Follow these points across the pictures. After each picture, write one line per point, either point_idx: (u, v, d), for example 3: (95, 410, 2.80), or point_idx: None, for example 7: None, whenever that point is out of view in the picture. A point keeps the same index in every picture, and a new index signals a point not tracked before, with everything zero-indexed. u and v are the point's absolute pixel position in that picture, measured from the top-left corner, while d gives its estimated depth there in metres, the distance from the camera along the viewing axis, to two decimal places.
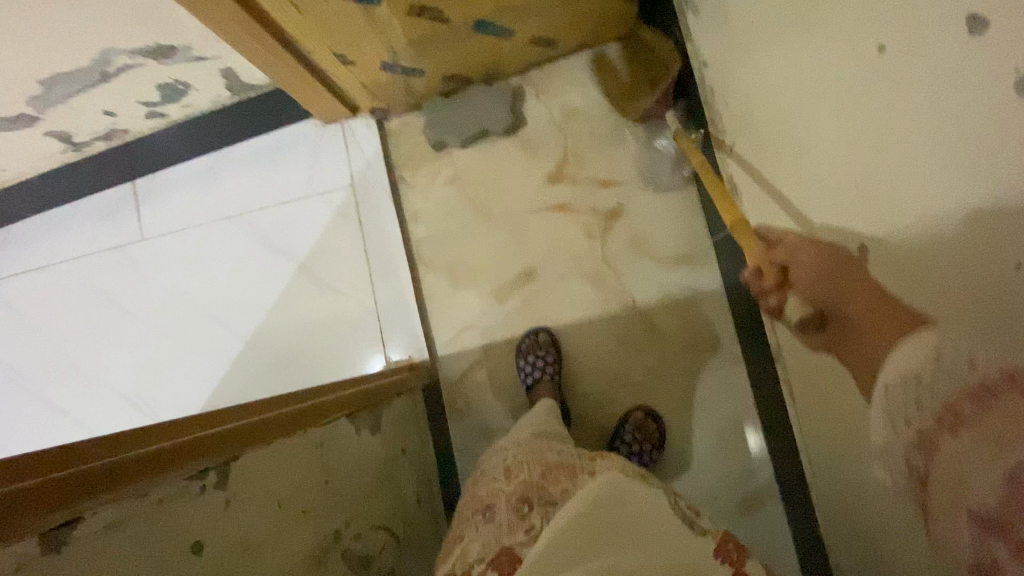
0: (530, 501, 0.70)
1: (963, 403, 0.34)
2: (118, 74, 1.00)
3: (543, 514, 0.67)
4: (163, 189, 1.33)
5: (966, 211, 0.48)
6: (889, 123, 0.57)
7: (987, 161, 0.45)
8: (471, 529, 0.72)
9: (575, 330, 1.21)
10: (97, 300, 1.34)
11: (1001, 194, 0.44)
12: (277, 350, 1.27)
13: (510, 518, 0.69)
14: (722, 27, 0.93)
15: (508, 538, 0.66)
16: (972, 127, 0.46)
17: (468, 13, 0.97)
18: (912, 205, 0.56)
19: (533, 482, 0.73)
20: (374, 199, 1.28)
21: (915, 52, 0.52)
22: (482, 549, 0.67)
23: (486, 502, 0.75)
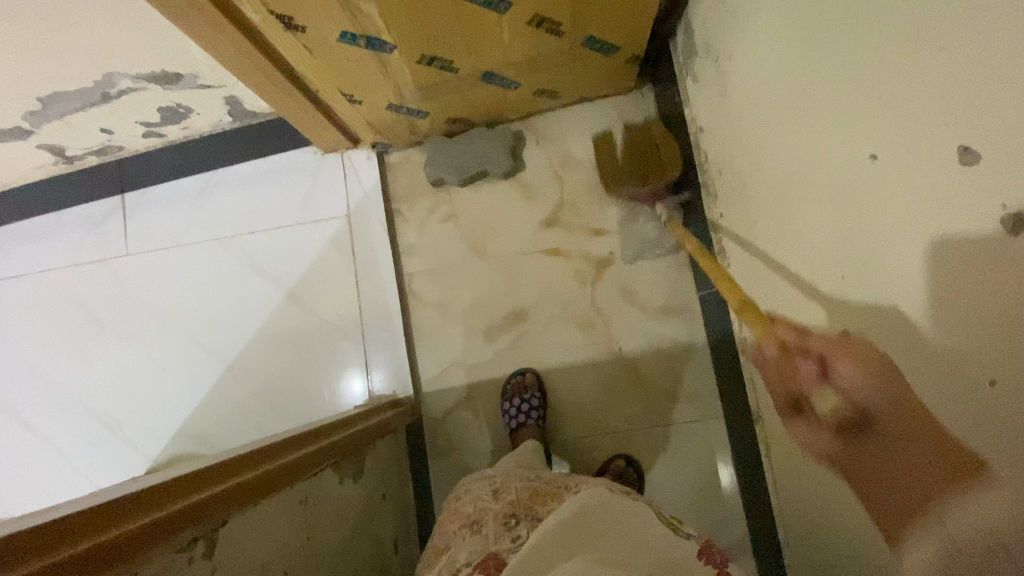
0: (517, 516, 0.72)
1: None
2: (121, 95, 0.99)
3: (529, 526, 0.68)
4: (153, 204, 1.31)
5: (950, 320, 0.51)
6: (878, 224, 0.60)
7: (967, 278, 0.49)
8: (458, 540, 0.72)
9: (562, 374, 1.22)
10: (75, 314, 1.30)
11: (979, 314, 0.47)
12: (259, 376, 1.25)
13: (497, 529, 0.69)
14: (718, 99, 0.97)
15: (494, 546, 0.66)
16: (956, 245, 0.49)
17: (477, 64, 1.00)
18: (901, 305, 0.59)
19: (521, 500, 0.75)
20: (368, 230, 1.28)
21: (901, 168, 0.55)
22: (469, 555, 0.67)
23: (474, 517, 0.75)
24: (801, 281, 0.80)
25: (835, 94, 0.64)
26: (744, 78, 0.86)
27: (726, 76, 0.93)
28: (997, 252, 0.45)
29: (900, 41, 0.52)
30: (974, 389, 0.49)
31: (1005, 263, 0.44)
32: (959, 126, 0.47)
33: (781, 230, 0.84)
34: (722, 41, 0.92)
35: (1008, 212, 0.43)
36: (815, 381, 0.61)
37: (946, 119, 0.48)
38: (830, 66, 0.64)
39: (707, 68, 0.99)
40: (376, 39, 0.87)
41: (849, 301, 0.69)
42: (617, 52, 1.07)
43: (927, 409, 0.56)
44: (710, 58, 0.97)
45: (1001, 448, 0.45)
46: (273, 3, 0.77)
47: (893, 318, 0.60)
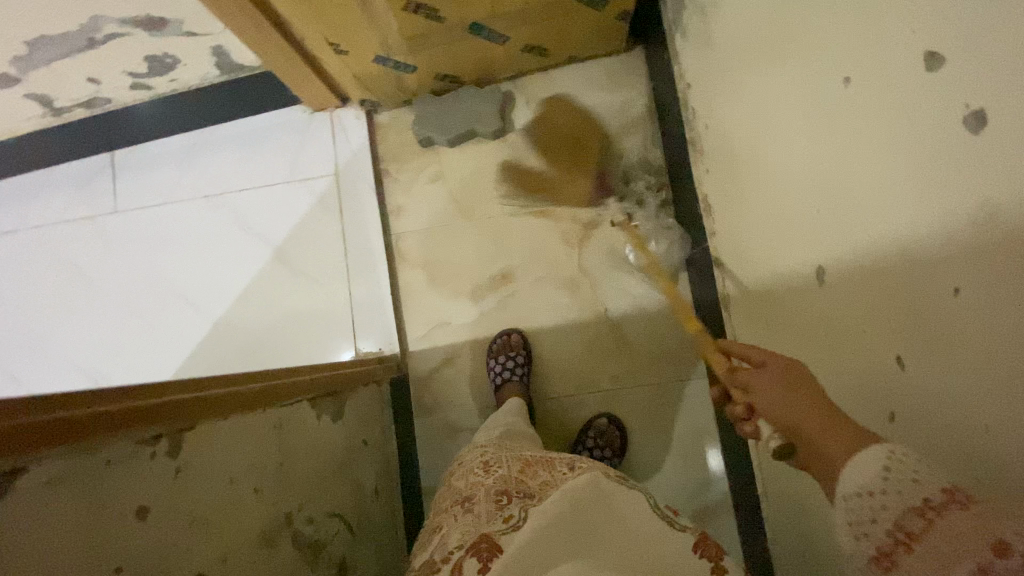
0: (509, 493, 0.69)
1: (912, 521, 0.39)
2: (106, 42, 0.99)
3: (521, 505, 0.66)
4: (141, 162, 1.31)
5: (917, 234, 0.51)
6: (852, 149, 0.60)
7: (932, 185, 0.49)
8: (449, 521, 0.70)
9: (548, 334, 1.23)
10: (63, 271, 1.31)
11: (945, 219, 0.47)
12: (244, 334, 1.25)
13: (489, 508, 0.67)
14: (705, 50, 0.96)
15: (486, 527, 0.63)
16: (922, 156, 0.49)
17: (463, 14, 0.99)
18: (870, 228, 0.59)
19: (513, 475, 0.73)
20: (357, 189, 1.28)
21: (874, 86, 0.55)
22: (462, 537, 0.64)
23: (465, 495, 0.73)
24: (780, 226, 0.80)
25: (811, 23, 0.64)
26: (728, 26, 0.86)
27: (712, 25, 0.92)
28: (961, 153, 0.45)
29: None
30: (941, 301, 0.49)
31: (970, 164, 0.44)
32: (927, 32, 0.47)
33: (761, 176, 0.84)
34: None
35: (970, 110, 0.43)
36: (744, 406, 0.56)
37: (913, 27, 0.48)
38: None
39: (694, 21, 0.98)
40: None
41: (824, 236, 0.69)
42: (605, 6, 1.06)
43: (896, 330, 0.57)
44: (697, 9, 0.96)
45: (982, 351, 0.45)
46: None
47: (866, 241, 0.60)
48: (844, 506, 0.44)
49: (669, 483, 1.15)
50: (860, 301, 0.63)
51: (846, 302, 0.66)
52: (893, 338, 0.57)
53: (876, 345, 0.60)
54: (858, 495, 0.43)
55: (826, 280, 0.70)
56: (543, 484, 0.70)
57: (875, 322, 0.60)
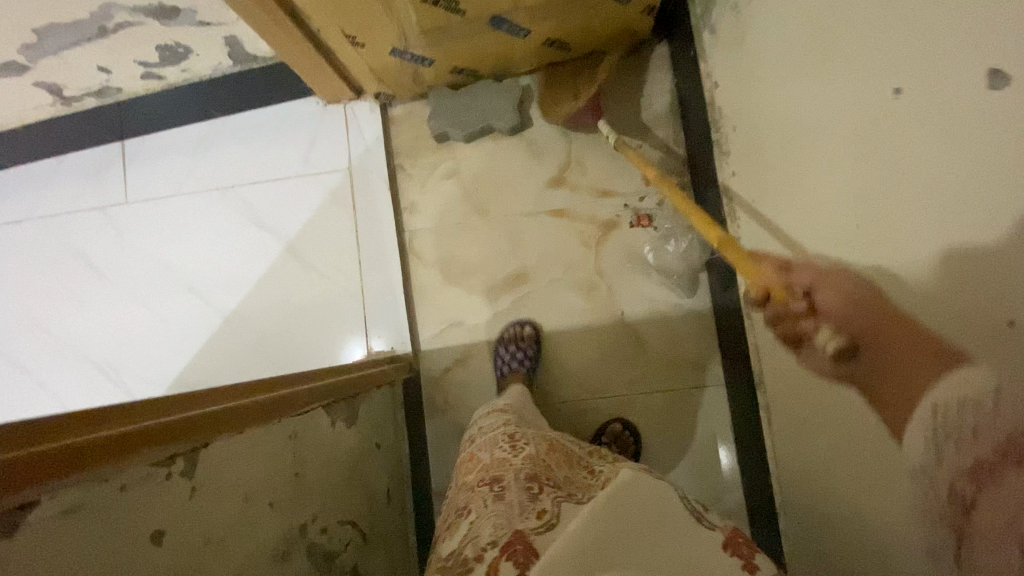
0: (541, 483, 0.64)
1: (987, 456, 0.36)
2: (117, 31, 0.96)
3: (553, 500, 0.60)
4: (152, 153, 1.29)
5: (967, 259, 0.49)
6: (901, 164, 0.56)
7: (988, 211, 0.46)
8: (478, 505, 0.64)
9: (562, 336, 1.21)
10: (74, 261, 1.30)
11: (1000, 248, 0.45)
12: (255, 329, 1.24)
13: (522, 498, 0.61)
14: (736, 50, 0.93)
15: (518, 522, 0.56)
16: (977, 178, 0.46)
17: (484, 7, 0.96)
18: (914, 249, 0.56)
19: (542, 463, 0.70)
20: (371, 185, 1.26)
21: (927, 101, 0.52)
22: (494, 532, 0.57)
23: (493, 475, 0.69)
24: (811, 238, 0.77)
25: (861, 29, 0.60)
26: (764, 26, 0.82)
27: (746, 24, 0.88)
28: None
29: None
30: (984, 331, 0.46)
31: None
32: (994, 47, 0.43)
33: (794, 185, 0.80)
34: None
35: None
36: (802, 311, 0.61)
37: (979, 42, 0.45)
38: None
39: (726, 19, 0.95)
40: None
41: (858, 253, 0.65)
42: (631, 1, 1.02)
43: None
44: (729, 7, 0.93)
45: None
46: None
47: (904, 261, 0.57)
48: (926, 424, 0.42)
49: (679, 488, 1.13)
50: None
51: None
52: None
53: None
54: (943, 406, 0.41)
55: None
56: (572, 482, 0.67)
57: None
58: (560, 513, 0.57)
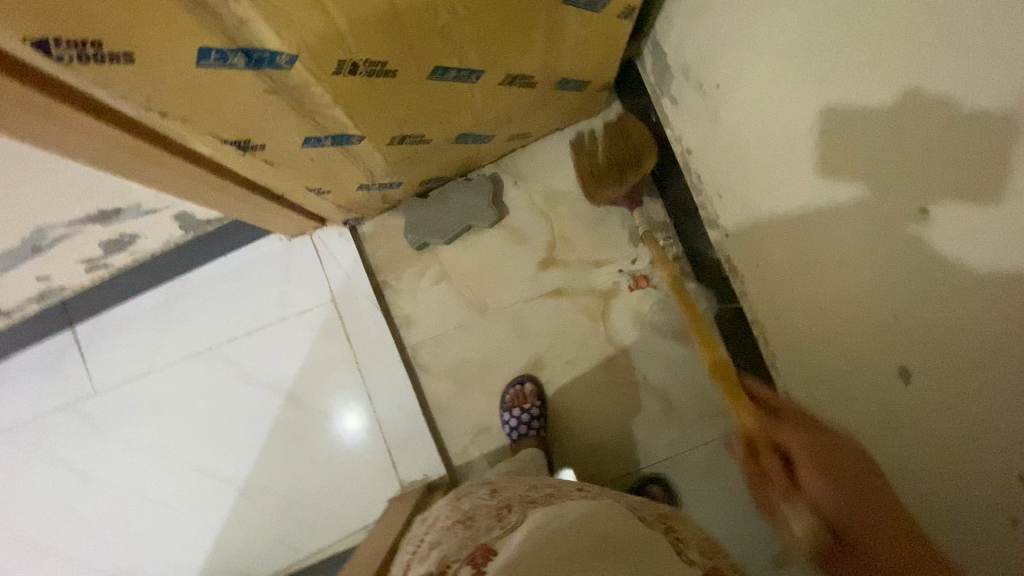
0: (511, 507, 0.74)
1: None
2: (54, 244, 0.86)
3: (520, 515, 0.71)
4: (111, 331, 1.18)
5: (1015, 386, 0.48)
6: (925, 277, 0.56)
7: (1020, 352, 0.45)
8: (448, 536, 0.73)
9: (591, 416, 1.19)
10: (54, 470, 1.17)
11: None
12: (277, 491, 1.16)
13: (490, 521, 0.72)
14: (708, 124, 0.93)
15: (484, 537, 0.69)
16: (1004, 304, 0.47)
17: (448, 131, 0.92)
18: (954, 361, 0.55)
19: (520, 495, 0.78)
20: (360, 311, 1.19)
21: (945, 235, 0.51)
22: (459, 550, 0.68)
23: (465, 514, 0.77)
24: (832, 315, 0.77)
25: (852, 144, 0.61)
26: (737, 110, 0.83)
27: (714, 101, 0.89)
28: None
29: (932, 109, 0.49)
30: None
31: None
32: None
33: (800, 264, 0.80)
34: (705, 69, 0.88)
35: None
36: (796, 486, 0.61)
37: None
38: (844, 115, 0.61)
39: (689, 92, 0.95)
40: (343, 134, 0.79)
41: (896, 341, 0.63)
42: (588, 85, 1.01)
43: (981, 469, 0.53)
44: (691, 83, 0.93)
45: None
46: (224, 131, 0.66)
47: (952, 363, 0.54)
48: None
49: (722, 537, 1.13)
50: (953, 422, 0.56)
51: (937, 420, 0.59)
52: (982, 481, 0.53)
53: (981, 482, 0.53)
54: None
55: (914, 380, 0.61)
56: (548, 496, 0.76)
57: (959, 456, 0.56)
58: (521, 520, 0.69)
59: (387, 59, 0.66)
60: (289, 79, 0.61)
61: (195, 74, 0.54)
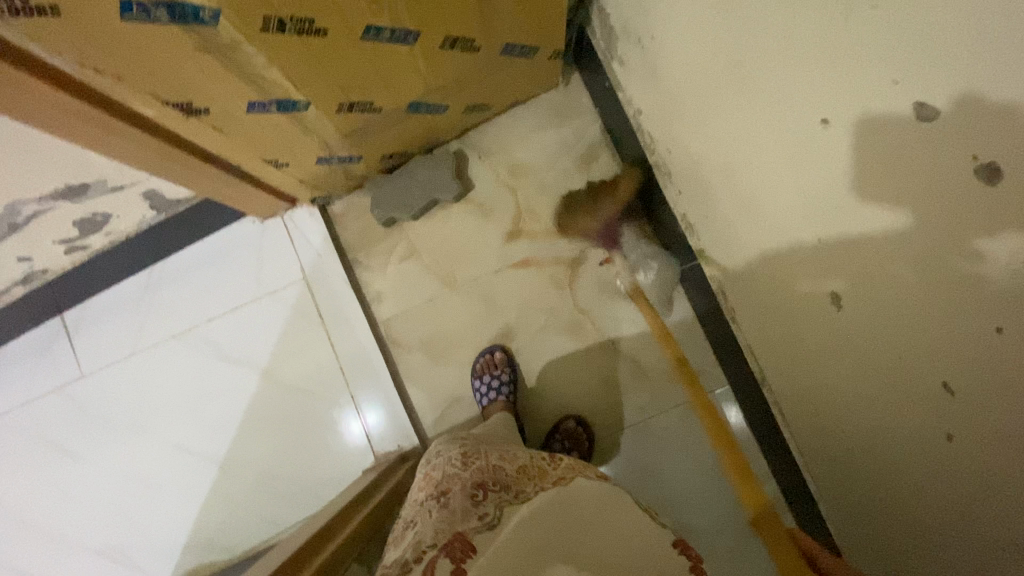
0: (485, 487, 0.65)
1: None
2: (28, 221, 0.93)
3: (496, 503, 0.62)
4: (97, 315, 1.24)
5: (925, 267, 0.49)
6: (837, 172, 0.57)
7: (950, 232, 0.45)
8: (423, 516, 0.64)
9: (561, 382, 1.18)
10: (44, 451, 1.22)
11: (949, 255, 0.46)
12: (256, 466, 1.18)
13: (464, 504, 0.62)
14: (650, 79, 0.94)
15: (460, 525, 0.59)
16: (915, 188, 0.47)
17: (396, 99, 0.95)
18: (871, 256, 0.56)
19: (491, 467, 0.70)
20: (331, 288, 1.23)
21: (848, 137, 0.54)
22: (435, 534, 0.59)
23: (441, 488, 0.68)
24: (767, 245, 0.77)
25: (761, 65, 0.63)
26: (671, 57, 0.85)
27: (653, 53, 0.90)
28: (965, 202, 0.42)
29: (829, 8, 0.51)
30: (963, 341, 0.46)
31: (981, 220, 0.41)
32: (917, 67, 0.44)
33: (739, 205, 0.82)
34: (643, 22, 0.90)
35: (981, 163, 0.40)
36: None
37: (894, 78, 0.46)
38: (751, 41, 0.64)
39: (631, 50, 0.97)
40: (288, 100, 0.83)
41: (827, 261, 0.64)
42: (536, 52, 1.04)
43: (925, 364, 0.52)
44: (632, 40, 0.95)
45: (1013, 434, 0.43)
46: (163, 93, 0.72)
47: (882, 256, 0.54)
48: None
49: (693, 499, 1.10)
50: (888, 339, 0.57)
51: (874, 332, 0.59)
52: (923, 373, 0.53)
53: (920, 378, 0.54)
54: None
55: (843, 305, 0.63)
56: (519, 479, 0.69)
57: (890, 357, 0.58)
58: (501, 515, 0.60)
59: (315, 17, 0.68)
60: (218, 36, 0.65)
61: (120, 27, 0.58)
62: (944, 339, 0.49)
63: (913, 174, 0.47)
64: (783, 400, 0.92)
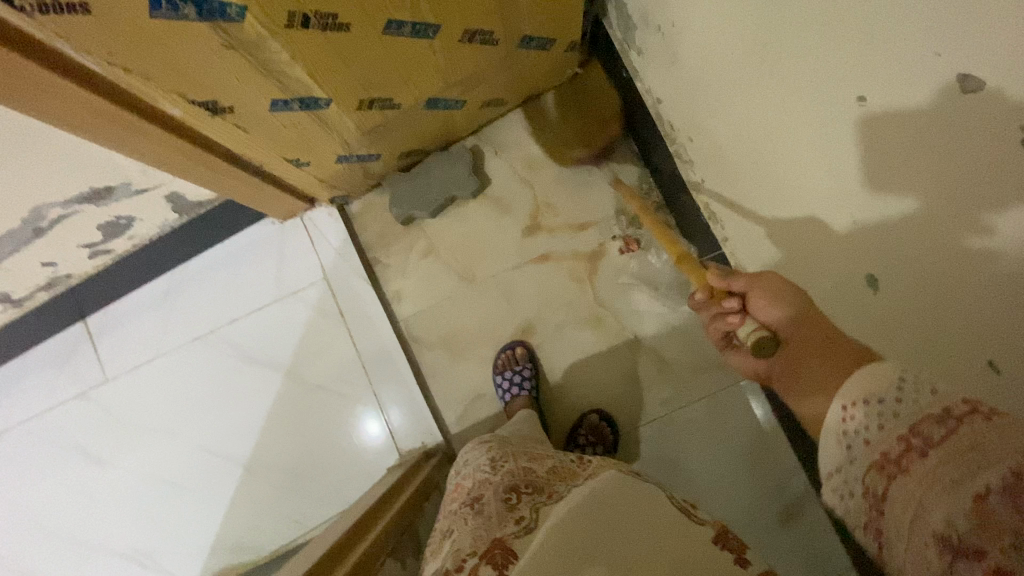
0: (518, 491, 0.66)
1: (931, 432, 0.39)
2: (53, 226, 0.94)
3: (531, 505, 0.63)
4: (120, 319, 1.25)
5: (962, 244, 0.47)
6: (871, 148, 0.56)
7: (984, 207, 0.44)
8: (458, 523, 0.65)
9: (583, 377, 1.18)
10: (70, 455, 1.23)
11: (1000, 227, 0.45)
12: (280, 466, 1.19)
13: (499, 509, 0.63)
14: (670, 67, 0.94)
15: (498, 530, 0.59)
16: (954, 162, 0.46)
17: (416, 95, 0.95)
18: (907, 233, 0.54)
19: (522, 470, 0.70)
20: (351, 287, 1.23)
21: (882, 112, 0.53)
22: (473, 542, 0.59)
23: (473, 495, 0.68)
24: (795, 230, 0.76)
25: (791, 45, 0.63)
26: (693, 43, 0.84)
27: (673, 41, 0.89)
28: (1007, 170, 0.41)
29: None
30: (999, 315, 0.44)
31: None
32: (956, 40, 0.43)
33: (767, 191, 0.80)
34: (663, 10, 0.89)
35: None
36: (734, 315, 0.69)
37: (932, 50, 0.45)
38: (779, 22, 0.64)
39: (651, 39, 0.96)
40: (310, 98, 0.83)
41: (861, 242, 0.63)
42: (553, 44, 1.03)
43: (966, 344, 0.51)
44: (651, 29, 0.95)
45: None
46: (189, 93, 0.72)
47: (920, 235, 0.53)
48: (860, 414, 0.46)
49: (721, 493, 1.09)
50: (922, 314, 0.55)
51: (906, 312, 0.58)
52: (954, 353, 0.51)
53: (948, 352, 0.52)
54: (870, 411, 0.45)
55: (880, 286, 0.61)
56: (551, 478, 0.68)
57: (921, 337, 0.56)
58: (538, 517, 0.60)
59: (339, 12, 0.68)
60: (244, 34, 0.65)
61: (149, 25, 0.58)
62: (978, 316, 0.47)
63: (950, 146, 0.46)
64: None
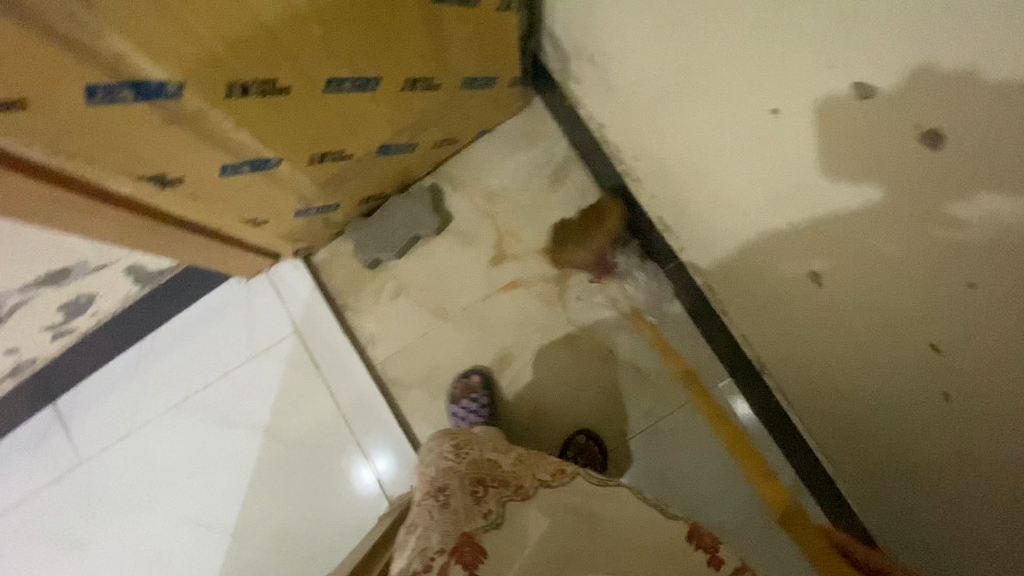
0: (485, 482, 0.66)
1: None
2: (12, 313, 0.93)
3: (497, 497, 0.63)
4: (91, 397, 1.23)
5: (894, 233, 0.52)
6: (793, 155, 0.60)
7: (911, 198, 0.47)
8: (423, 515, 0.64)
9: (565, 398, 1.18)
10: (49, 545, 1.19)
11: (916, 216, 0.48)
12: (269, 527, 1.16)
13: (466, 503, 0.63)
14: (606, 93, 0.98)
15: (465, 525, 0.60)
16: (870, 161, 0.50)
17: (366, 143, 0.98)
18: (843, 229, 0.58)
19: (488, 462, 0.70)
20: (324, 336, 1.23)
21: (799, 121, 0.57)
22: (441, 537, 0.59)
23: (438, 484, 0.67)
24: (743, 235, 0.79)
25: (707, 67, 0.67)
26: (622, 70, 0.88)
27: (606, 70, 0.94)
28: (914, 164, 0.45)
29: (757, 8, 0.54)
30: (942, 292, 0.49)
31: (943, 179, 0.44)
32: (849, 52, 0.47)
33: (709, 200, 0.84)
34: (592, 41, 0.93)
35: (926, 130, 0.43)
36: None
37: (829, 64, 0.49)
38: (693, 48, 0.68)
39: (585, 69, 1.01)
40: (260, 159, 0.84)
41: (801, 242, 0.67)
42: (494, 82, 1.07)
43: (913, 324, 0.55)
44: (584, 59, 0.99)
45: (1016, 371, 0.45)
46: (136, 169, 0.73)
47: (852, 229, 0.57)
48: None
49: (714, 499, 1.10)
50: (870, 304, 0.59)
51: (854, 301, 0.62)
52: (910, 330, 0.56)
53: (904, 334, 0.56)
54: None
55: (823, 283, 0.66)
56: (517, 470, 0.69)
57: (875, 324, 0.60)
58: (504, 512, 0.61)
59: (277, 77, 0.71)
60: (183, 109, 0.67)
61: (87, 113, 0.60)
62: (924, 297, 0.52)
63: (865, 149, 0.50)
64: (779, 379, 0.94)
